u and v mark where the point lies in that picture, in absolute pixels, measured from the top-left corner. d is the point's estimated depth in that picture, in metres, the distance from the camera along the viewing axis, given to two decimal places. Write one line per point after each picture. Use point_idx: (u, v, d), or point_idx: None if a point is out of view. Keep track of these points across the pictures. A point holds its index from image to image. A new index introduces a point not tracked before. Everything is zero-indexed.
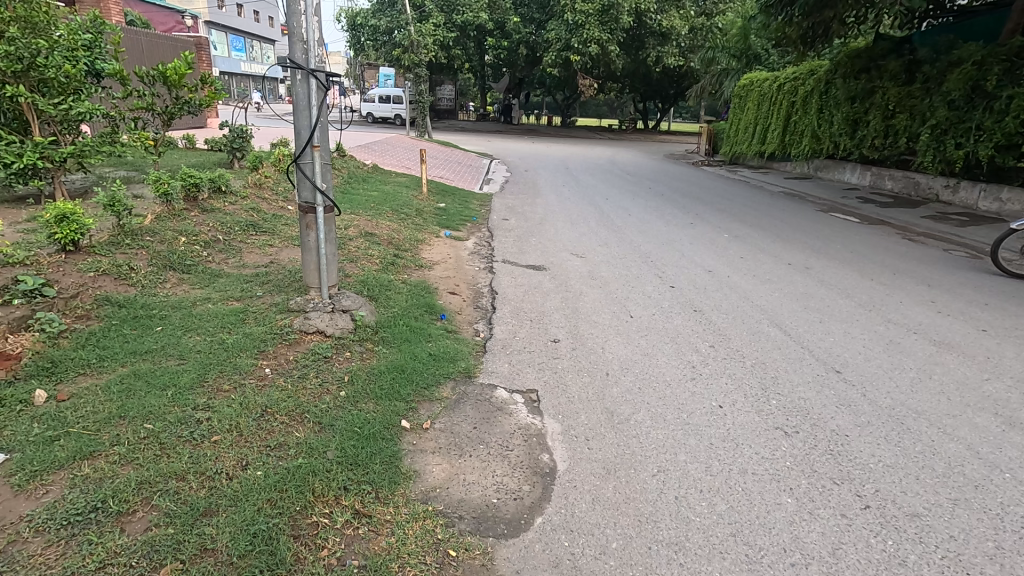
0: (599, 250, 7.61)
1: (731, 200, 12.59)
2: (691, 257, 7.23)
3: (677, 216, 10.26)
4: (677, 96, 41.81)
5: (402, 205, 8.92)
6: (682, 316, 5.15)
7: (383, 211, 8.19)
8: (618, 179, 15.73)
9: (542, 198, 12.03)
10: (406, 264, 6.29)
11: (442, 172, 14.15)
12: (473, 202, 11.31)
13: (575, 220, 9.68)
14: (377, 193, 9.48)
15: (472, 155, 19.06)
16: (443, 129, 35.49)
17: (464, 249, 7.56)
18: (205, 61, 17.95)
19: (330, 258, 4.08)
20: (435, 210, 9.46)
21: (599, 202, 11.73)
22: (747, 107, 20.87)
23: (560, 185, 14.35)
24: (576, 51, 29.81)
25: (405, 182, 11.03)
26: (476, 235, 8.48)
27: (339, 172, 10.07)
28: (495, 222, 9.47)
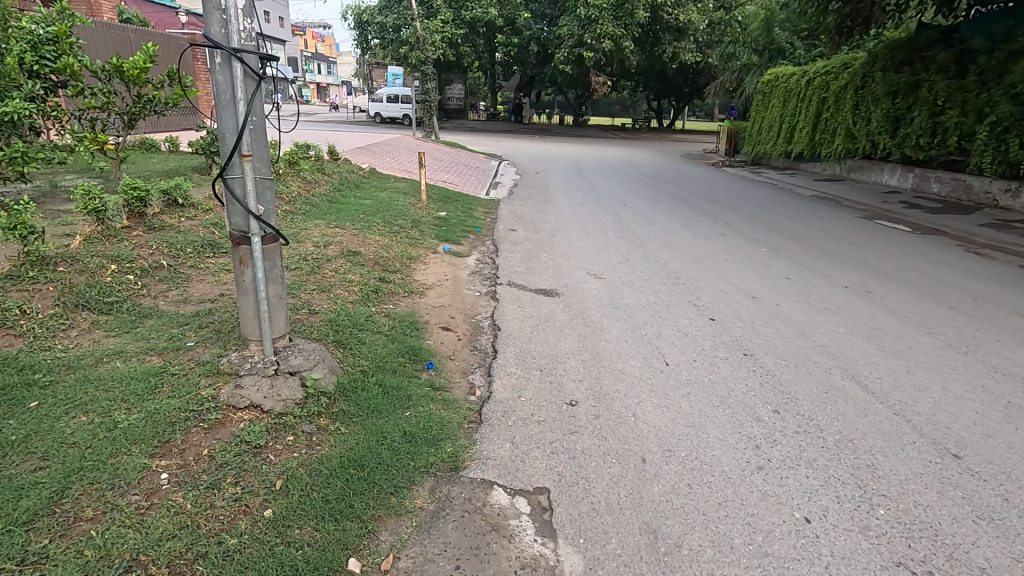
0: (620, 268, 6.58)
1: (762, 206, 11.47)
2: (730, 279, 6.17)
3: (705, 225, 9.18)
4: (692, 94, 40.59)
5: (397, 215, 7.94)
6: (731, 364, 4.10)
7: (373, 223, 7.23)
8: (636, 182, 14.66)
9: (553, 204, 11.01)
10: (392, 291, 5.31)
11: (445, 175, 13.16)
12: (477, 209, 10.32)
13: (590, 230, 8.66)
14: (371, 201, 8.53)
15: (479, 157, 18.06)
16: (452, 129, 34.56)
17: (464, 267, 6.57)
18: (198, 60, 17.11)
19: (275, 302, 3.07)
20: (433, 220, 8.46)
21: (616, 208, 10.69)
22: (772, 103, 19.65)
23: (572, 189, 13.31)
24: (590, 48, 28.68)
25: (403, 188, 10.05)
26: (480, 250, 7.48)
27: (330, 177, 9.14)
28: (501, 233, 8.46)
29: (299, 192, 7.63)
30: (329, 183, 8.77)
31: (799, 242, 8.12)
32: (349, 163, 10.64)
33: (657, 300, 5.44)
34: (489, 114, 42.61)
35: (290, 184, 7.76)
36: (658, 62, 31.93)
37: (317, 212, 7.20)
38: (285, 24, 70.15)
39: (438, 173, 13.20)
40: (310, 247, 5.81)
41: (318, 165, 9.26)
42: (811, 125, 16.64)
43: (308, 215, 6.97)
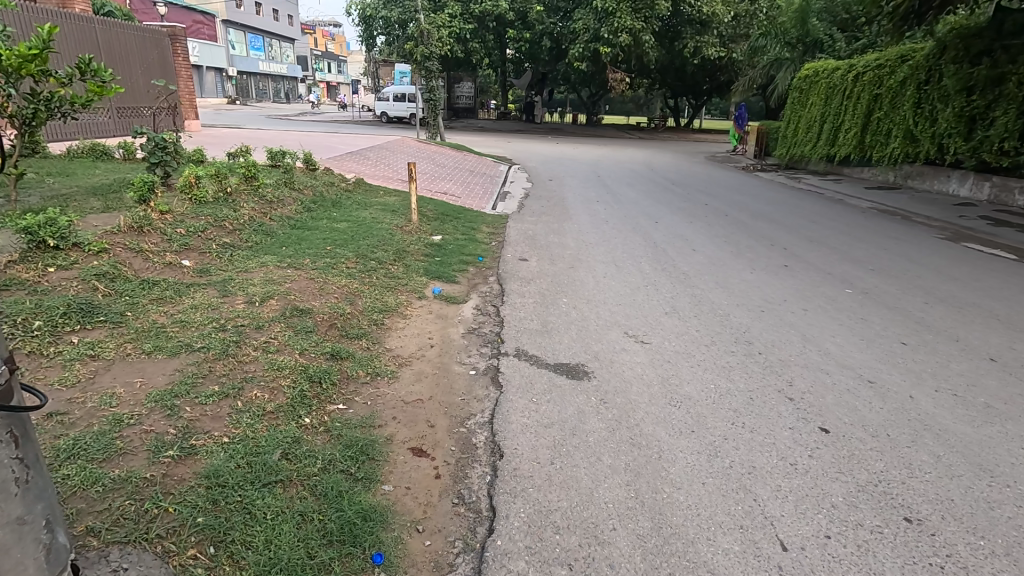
0: (668, 326, 4.88)
1: (820, 223, 9.68)
2: (824, 347, 4.45)
3: (762, 253, 7.44)
4: (713, 91, 38.56)
5: (373, 243, 6.26)
6: (895, 550, 2.40)
7: (342, 258, 5.60)
8: (663, 192, 12.94)
9: (570, 222, 9.30)
10: (347, 376, 3.66)
11: (445, 185, 11.48)
12: (481, 228, 8.65)
13: (619, 260, 6.98)
14: (346, 224, 6.88)
15: (486, 162, 16.35)
16: (460, 129, 32.93)
17: (458, 324, 4.90)
18: (180, 56, 15.67)
19: (8, 534, 1.57)
20: (422, 248, 6.76)
21: (647, 227, 8.96)
22: (811, 101, 17.78)
23: (592, 201, 11.60)
24: (606, 42, 26.85)
25: (392, 204, 8.39)
26: (479, 292, 5.80)
27: (302, 192, 7.57)
28: (506, 264, 6.77)
29: (252, 215, 6.00)
30: (295, 201, 7.12)
31: (889, 278, 6.39)
32: (330, 174, 9.04)
33: (732, 391, 3.74)
34: (499, 113, 40.93)
35: (241, 204, 6.12)
36: (678, 57, 30.02)
37: (270, 244, 5.57)
38: (293, 22, 69.04)
39: (437, 182, 11.51)
40: (239, 305, 4.15)
41: (289, 177, 7.64)
42: (860, 126, 14.79)
43: (255, 250, 5.33)
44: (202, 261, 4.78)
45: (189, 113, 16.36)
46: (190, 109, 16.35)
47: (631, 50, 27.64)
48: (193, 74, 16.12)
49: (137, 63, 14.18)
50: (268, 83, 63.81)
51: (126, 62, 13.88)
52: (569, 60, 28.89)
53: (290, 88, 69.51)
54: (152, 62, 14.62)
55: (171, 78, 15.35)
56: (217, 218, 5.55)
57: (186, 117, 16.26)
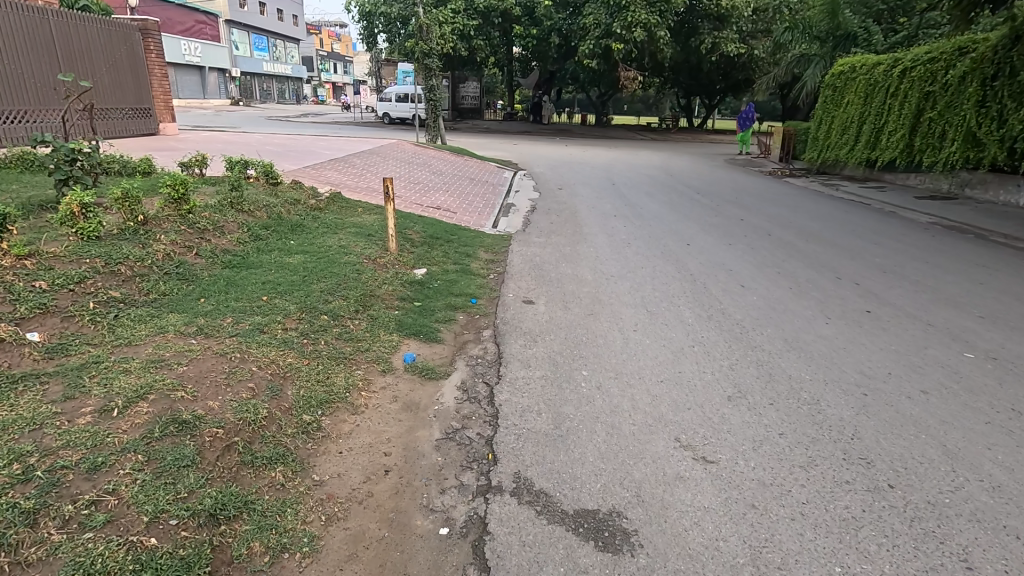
0: (738, 427, 3.35)
1: (884, 244, 8.11)
2: (986, 473, 2.92)
3: (829, 290, 5.91)
4: (729, 90, 36.99)
5: (329, 287, 4.76)
6: None
7: (280, 314, 4.13)
8: (688, 203, 11.41)
9: (583, 245, 7.77)
10: (229, 564, 2.20)
11: (439, 198, 9.99)
12: (478, 254, 7.15)
13: (650, 303, 5.48)
14: (302, 258, 5.40)
15: (489, 168, 14.81)
16: (465, 130, 31.53)
17: (432, 423, 3.38)
18: (153, 52, 14.23)
19: None
20: (397, 289, 5.26)
21: (676, 251, 7.43)
22: (846, 100, 16.18)
23: (610, 215, 10.06)
24: (619, 38, 25.30)
25: (368, 227, 6.89)
26: (465, 358, 4.28)
27: (255, 215, 6.09)
28: (505, 311, 5.24)
29: (167, 251, 4.54)
30: (240, 227, 5.66)
31: (1012, 330, 4.86)
32: (298, 189, 7.58)
33: None
34: (506, 114, 39.49)
35: (156, 236, 4.68)
36: (694, 54, 28.44)
37: (182, 296, 4.11)
38: (299, 22, 68.05)
39: (429, 195, 10.02)
40: (82, 418, 2.66)
41: (239, 195, 6.18)
42: (908, 128, 13.23)
43: (156, 307, 3.88)
44: (61, 330, 3.33)
45: (164, 115, 14.98)
46: (164, 110, 14.96)
47: (645, 46, 26.09)
48: (168, 72, 14.70)
49: (99, 60, 12.78)
50: (273, 84, 62.81)
51: (86, 59, 12.49)
52: (579, 57, 27.37)
53: (295, 89, 68.53)
54: (117, 59, 13.23)
55: (140, 76, 13.94)
56: (110, 259, 4.09)
57: (160, 119, 14.88)
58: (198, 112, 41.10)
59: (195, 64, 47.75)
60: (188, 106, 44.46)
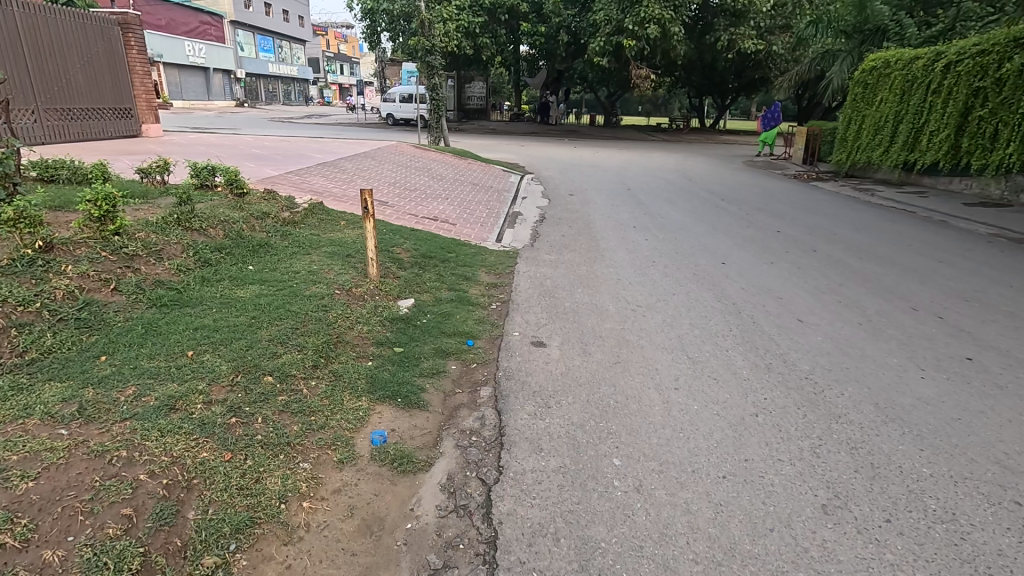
0: (851, 571, 2.27)
1: (951, 261, 6.97)
2: None
3: (909, 326, 4.80)
4: (743, 88, 35.71)
5: (282, 333, 3.70)
6: None
7: (204, 377, 3.07)
8: (714, 210, 10.30)
9: (600, 264, 6.69)
10: None
11: (436, 207, 8.94)
12: (478, 276, 6.10)
13: (690, 347, 4.38)
14: (257, 290, 4.34)
15: (494, 172, 13.73)
16: (470, 131, 30.52)
17: (399, 559, 2.33)
18: (134, 48, 13.24)
19: None
20: (374, 331, 4.19)
21: (711, 274, 6.32)
22: (879, 98, 15.01)
23: (627, 225, 8.96)
24: (631, 35, 24.20)
25: (346, 246, 5.82)
26: (454, 437, 3.21)
27: (208, 232, 5.06)
28: (508, 360, 4.16)
29: (69, 288, 3.52)
30: (185, 249, 4.61)
31: None
32: (262, 197, 6.51)
33: None
34: (514, 114, 38.49)
35: (59, 268, 3.66)
36: (709, 51, 27.30)
37: (74, 354, 3.07)
38: (305, 23, 67.41)
39: (426, 203, 8.98)
40: None
41: (190, 208, 5.14)
42: (953, 127, 12.10)
43: (31, 374, 2.85)
44: None
45: (146, 116, 14.01)
46: (147, 111, 13.98)
47: (658, 43, 24.96)
48: (151, 69, 13.72)
49: (72, 56, 11.80)
50: (279, 85, 62.14)
51: (56, 54, 11.52)
52: (589, 55, 26.29)
53: (301, 90, 67.83)
54: (92, 55, 12.25)
55: (119, 74, 12.95)
56: None
57: (142, 120, 13.91)
58: (201, 113, 40.42)
59: (199, 65, 47.12)
60: (191, 107, 43.83)
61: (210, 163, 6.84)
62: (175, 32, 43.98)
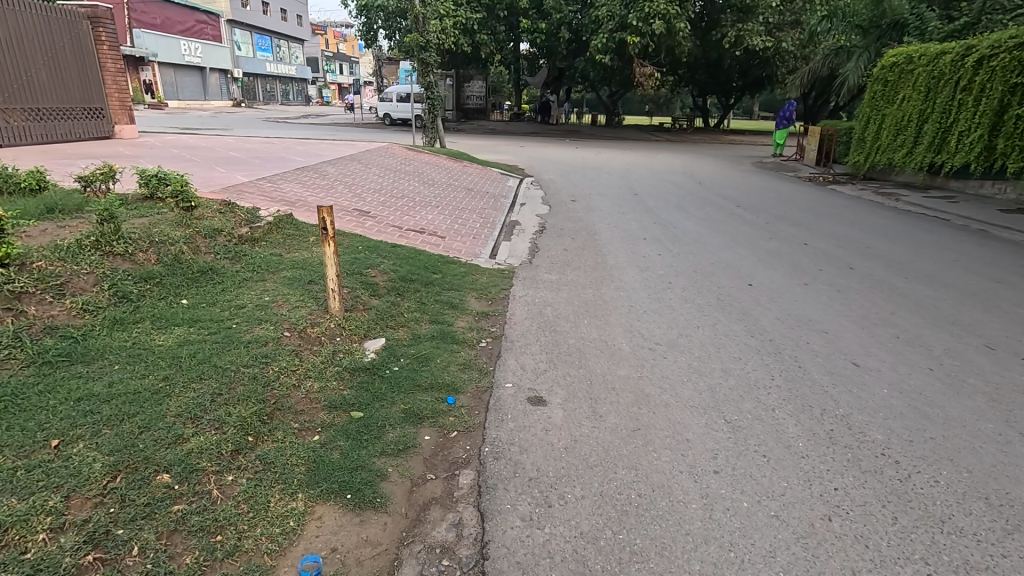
0: None
1: (1012, 282, 6.07)
2: None
3: (991, 373, 3.91)
4: (748, 86, 34.77)
5: (197, 402, 2.80)
6: None
7: (61, 485, 2.19)
8: (730, 218, 9.41)
9: (608, 287, 5.80)
10: None
11: (424, 216, 8.07)
12: (467, 303, 5.23)
13: (726, 405, 3.50)
14: (181, 335, 3.45)
15: (491, 176, 12.83)
16: (469, 131, 29.65)
17: None
18: (105, 43, 12.36)
19: None
20: (327, 391, 3.30)
21: (739, 300, 5.42)
22: (901, 96, 14.13)
23: (637, 236, 8.07)
24: (634, 31, 23.31)
25: (309, 270, 4.93)
26: (419, 561, 2.32)
27: (136, 256, 4.19)
28: (497, 428, 3.26)
29: None
30: (98, 281, 3.73)
31: None
32: (210, 209, 5.62)
33: None
34: (514, 113, 37.64)
35: None
36: (715, 49, 26.40)
37: None
38: (304, 22, 66.53)
39: (413, 212, 8.12)
40: None
41: (115, 227, 4.27)
42: (987, 126, 11.46)
43: None
44: None
45: (119, 116, 13.12)
46: (120, 110, 13.08)
47: (663, 40, 24.09)
48: (125, 66, 12.83)
49: (34, 51, 10.91)
50: (277, 85, 61.21)
51: (15, 48, 10.63)
52: (591, 53, 25.43)
53: (300, 89, 67.14)
54: (56, 49, 11.35)
55: (88, 71, 12.06)
56: None
57: (115, 121, 13.01)
58: (196, 113, 39.61)
59: (195, 65, 46.30)
60: (187, 108, 42.66)
61: (173, 172, 6.11)
62: (171, 31, 43.17)
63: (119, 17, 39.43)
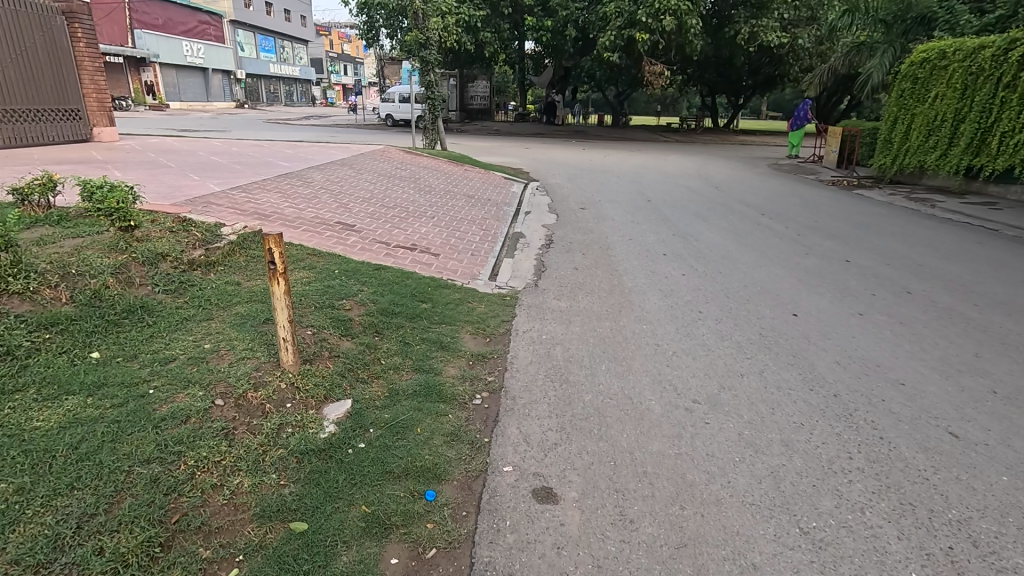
0: None
1: None
2: None
3: None
4: (759, 86, 33.82)
5: (52, 536, 1.97)
6: None
7: None
8: (758, 230, 8.49)
9: (627, 318, 4.92)
10: None
11: (417, 229, 7.22)
12: (460, 342, 4.37)
13: (799, 506, 2.61)
14: (70, 410, 2.59)
15: (494, 182, 11.98)
16: (474, 133, 28.76)
17: None
18: (82, 41, 11.57)
19: None
20: (259, 494, 2.42)
21: (786, 337, 4.52)
22: (933, 94, 13.19)
23: (656, 252, 7.18)
24: (644, 28, 22.39)
25: (267, 305, 4.07)
26: None
27: (44, 294, 3.38)
28: (491, 544, 2.39)
29: None
30: None
31: None
32: (152, 228, 4.76)
33: None
34: (519, 114, 36.80)
35: None
36: (727, 46, 25.46)
37: None
38: (307, 23, 65.90)
39: (404, 225, 7.28)
40: None
41: (18, 258, 3.44)
42: None
43: None
44: None
45: (99, 118, 12.33)
46: (99, 112, 12.30)
47: (673, 37, 23.19)
48: (103, 65, 12.03)
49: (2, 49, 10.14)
50: (280, 86, 60.61)
51: None
52: (599, 51, 24.54)
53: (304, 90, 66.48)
54: (28, 47, 10.57)
55: (64, 71, 11.28)
56: None
57: (94, 123, 12.22)
58: (196, 115, 38.88)
59: (198, 66, 45.67)
60: (188, 109, 41.99)
61: (131, 185, 5.27)
62: (173, 32, 42.53)
63: (119, 17, 38.78)
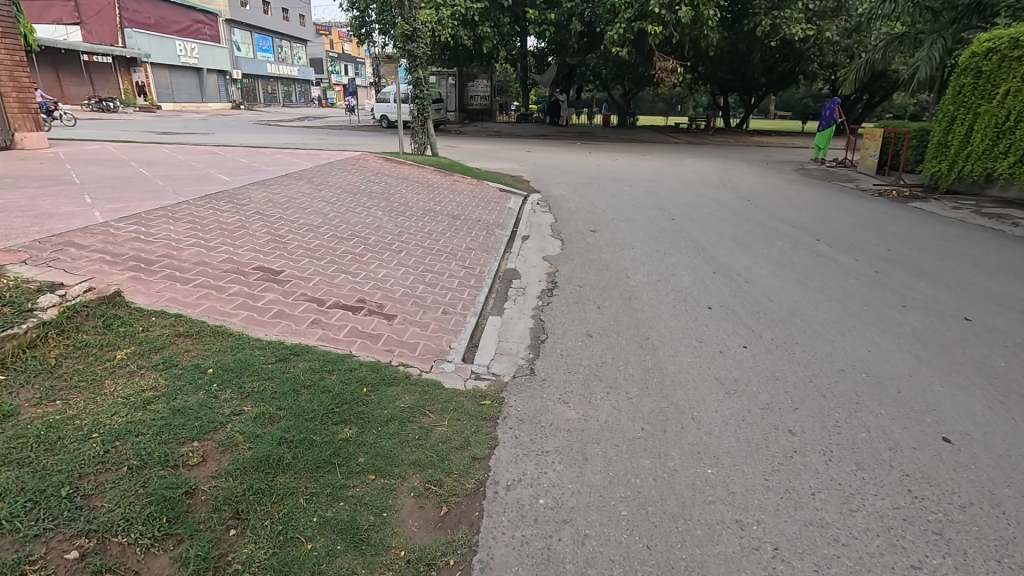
0: None
1: None
2: None
3: None
4: (776, 84, 31.80)
5: None
6: None
7: None
8: (823, 265, 6.55)
9: (679, 452, 3.02)
10: None
11: (372, 274, 5.34)
12: (392, 519, 2.48)
13: None
14: None
15: (487, 196, 10.09)
16: (473, 134, 26.84)
17: None
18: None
19: None
20: None
21: (959, 505, 2.63)
22: (1004, 90, 11.23)
23: (698, 304, 5.28)
24: (656, 20, 20.32)
25: (22, 482, 2.20)
26: None
27: None
28: None
29: None
30: None
31: None
32: None
33: None
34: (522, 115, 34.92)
35: None
36: (745, 40, 23.44)
37: None
38: (306, 20, 64.04)
39: (355, 267, 5.41)
40: None
41: None
42: None
43: None
44: None
45: (22, 122, 10.48)
46: (22, 115, 10.44)
47: (688, 30, 21.20)
48: (25, 59, 10.16)
49: None
50: (278, 86, 58.87)
51: None
52: (606, 46, 22.55)
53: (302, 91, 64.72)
54: None
55: None
56: None
57: (16, 129, 10.38)
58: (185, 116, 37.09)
59: (192, 65, 43.95)
60: (178, 110, 40.21)
61: None
62: (164, 31, 40.72)
63: (109, 16, 36.77)
